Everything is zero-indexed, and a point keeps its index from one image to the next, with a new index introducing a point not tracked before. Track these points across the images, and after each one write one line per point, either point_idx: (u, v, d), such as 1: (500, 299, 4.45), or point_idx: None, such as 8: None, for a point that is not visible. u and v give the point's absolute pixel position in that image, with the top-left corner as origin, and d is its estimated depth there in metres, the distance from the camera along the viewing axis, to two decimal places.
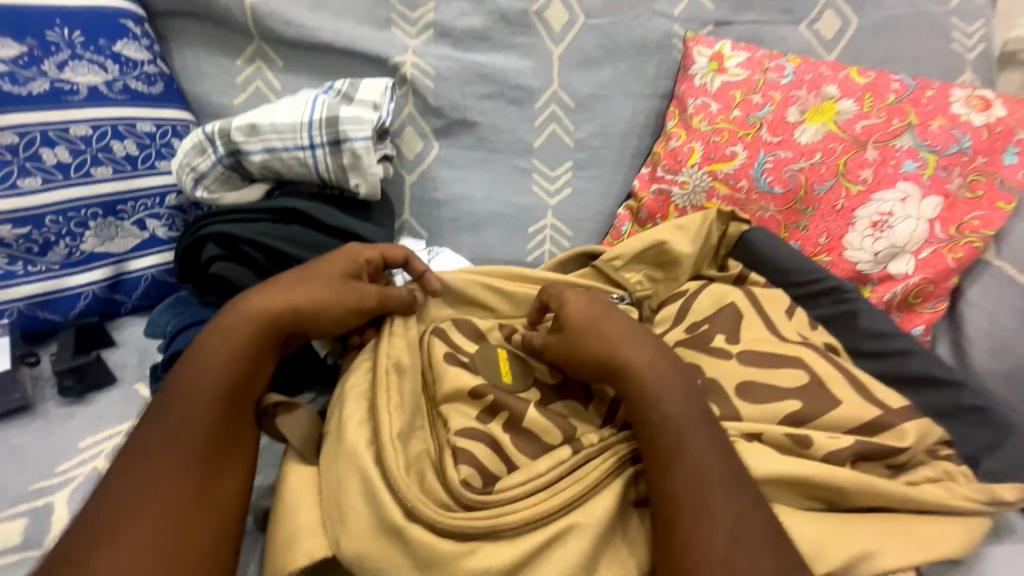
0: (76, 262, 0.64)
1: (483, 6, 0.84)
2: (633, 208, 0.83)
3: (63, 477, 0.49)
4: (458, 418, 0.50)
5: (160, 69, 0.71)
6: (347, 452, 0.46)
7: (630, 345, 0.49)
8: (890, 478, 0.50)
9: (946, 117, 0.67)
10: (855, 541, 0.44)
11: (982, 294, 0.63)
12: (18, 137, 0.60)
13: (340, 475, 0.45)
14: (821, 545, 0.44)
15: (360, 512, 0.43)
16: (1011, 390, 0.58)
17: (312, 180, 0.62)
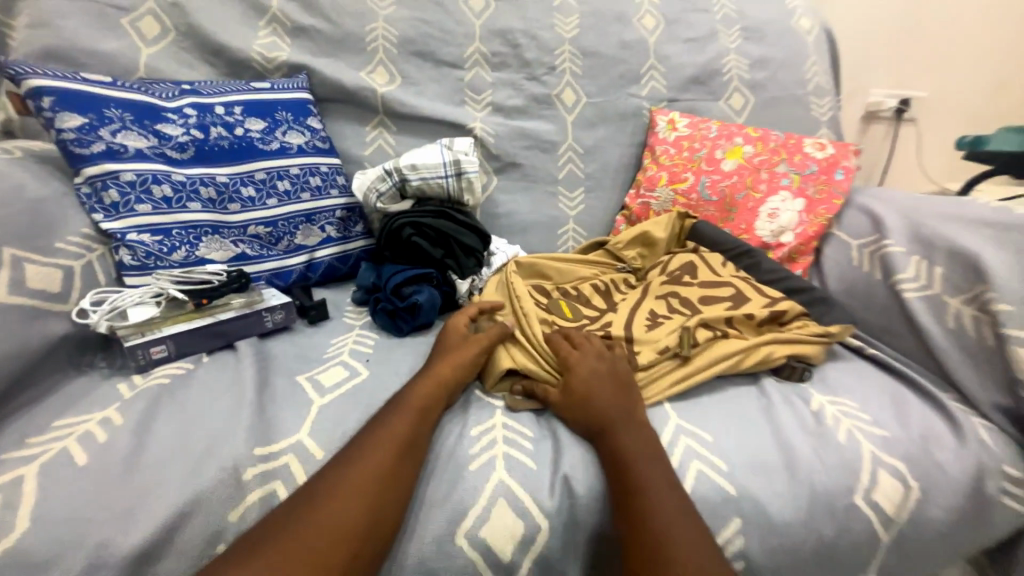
0: (291, 250, 0.99)
1: (522, 92, 1.31)
2: (626, 215, 1.28)
3: (335, 352, 0.79)
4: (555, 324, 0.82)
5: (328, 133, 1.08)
6: (516, 344, 0.75)
7: (596, 362, 0.69)
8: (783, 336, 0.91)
9: (803, 154, 1.16)
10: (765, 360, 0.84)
11: (832, 250, 1.07)
12: (266, 174, 0.96)
13: (517, 351, 0.74)
14: None
15: (529, 363, 0.72)
16: (847, 296, 0.98)
17: (442, 196, 1.03)
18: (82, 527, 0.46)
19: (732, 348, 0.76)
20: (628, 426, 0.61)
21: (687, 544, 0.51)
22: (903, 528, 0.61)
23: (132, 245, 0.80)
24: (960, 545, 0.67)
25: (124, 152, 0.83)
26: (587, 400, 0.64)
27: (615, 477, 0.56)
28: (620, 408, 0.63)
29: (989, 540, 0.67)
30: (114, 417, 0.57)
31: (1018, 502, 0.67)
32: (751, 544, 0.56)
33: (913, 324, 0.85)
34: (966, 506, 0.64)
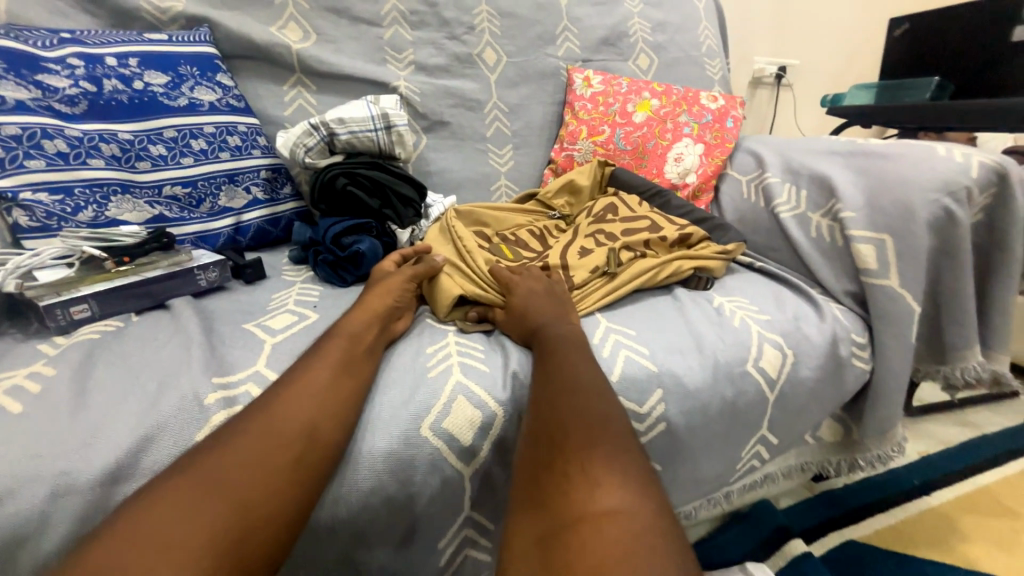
0: (216, 213, 0.95)
1: (444, 51, 1.33)
2: (553, 168, 1.36)
3: (279, 302, 0.79)
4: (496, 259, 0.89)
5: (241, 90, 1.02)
6: (463, 275, 0.81)
7: (531, 281, 0.78)
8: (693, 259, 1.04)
9: (699, 106, 1.32)
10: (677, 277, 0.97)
11: (728, 186, 1.24)
12: (177, 132, 0.90)
13: (462, 281, 0.79)
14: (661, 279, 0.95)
15: (473, 288, 0.78)
16: (741, 224, 1.16)
17: (374, 151, 1.03)
18: (31, 463, 0.44)
19: (649, 265, 0.88)
20: (554, 320, 0.70)
21: (587, 377, 0.61)
22: (783, 387, 0.77)
23: (28, 205, 0.74)
24: (828, 400, 0.84)
25: (1, 104, 0.74)
26: (527, 311, 0.72)
27: (542, 353, 0.66)
28: (551, 311, 0.72)
29: (847, 394, 0.86)
30: (44, 369, 0.54)
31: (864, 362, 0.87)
32: (670, 409, 0.68)
33: (788, 238, 1.03)
34: (827, 367, 0.82)
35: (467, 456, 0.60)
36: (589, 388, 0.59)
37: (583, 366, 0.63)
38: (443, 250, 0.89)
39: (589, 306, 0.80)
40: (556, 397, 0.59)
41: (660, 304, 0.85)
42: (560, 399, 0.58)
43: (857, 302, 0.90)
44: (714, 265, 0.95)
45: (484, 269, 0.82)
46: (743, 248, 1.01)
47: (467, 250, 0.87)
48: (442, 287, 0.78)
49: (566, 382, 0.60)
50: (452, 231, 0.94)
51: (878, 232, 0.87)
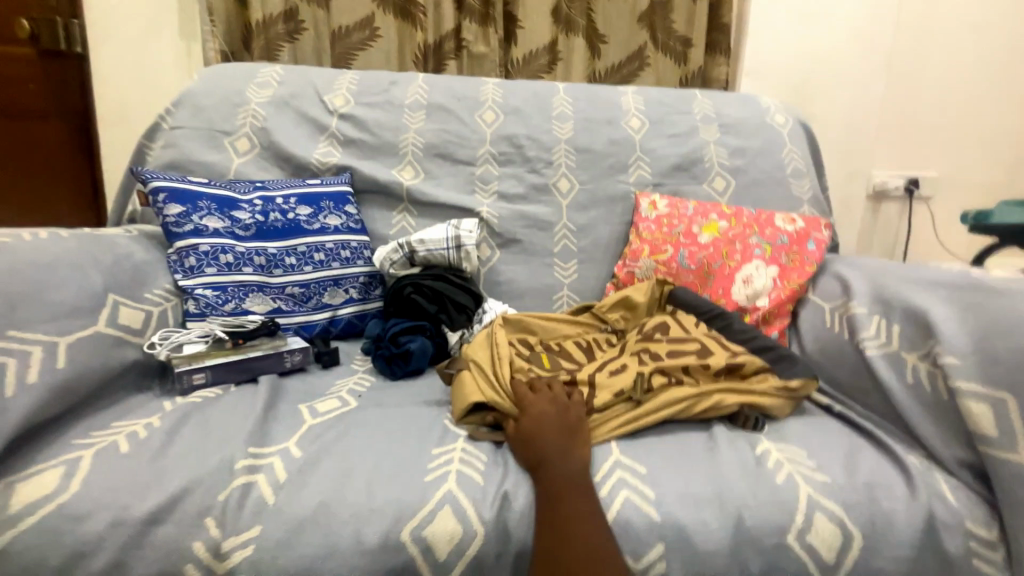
0: (318, 308, 1.20)
1: (523, 182, 1.56)
2: (614, 283, 1.40)
3: (334, 388, 0.94)
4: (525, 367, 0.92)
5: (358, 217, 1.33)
6: (488, 382, 0.86)
7: (548, 402, 0.78)
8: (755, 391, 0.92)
9: (774, 227, 1.26)
10: None
11: (809, 313, 1.12)
12: (306, 248, 1.21)
13: (484, 388, 0.84)
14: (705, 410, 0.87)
15: (491, 395, 0.82)
16: (819, 354, 1.02)
17: (444, 264, 1.22)
18: (115, 497, 0.59)
19: (683, 394, 0.82)
20: (564, 457, 0.69)
21: (604, 554, 0.60)
22: (837, 569, 0.64)
23: (197, 297, 1.05)
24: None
25: (204, 230, 1.11)
26: (534, 433, 0.72)
27: (550, 500, 0.64)
28: (561, 441, 0.71)
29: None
30: (155, 422, 0.73)
31: (983, 564, 0.66)
32: (671, 567, 0.63)
33: (876, 381, 0.87)
34: (912, 557, 0.65)
35: (439, 571, 0.60)
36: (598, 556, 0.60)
37: (597, 531, 0.62)
38: (477, 352, 0.95)
39: (606, 431, 0.77)
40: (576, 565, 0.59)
41: (691, 440, 0.77)
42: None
43: (974, 475, 0.72)
44: (771, 404, 0.84)
45: (506, 381, 0.85)
46: (815, 387, 0.88)
47: (499, 357, 0.92)
48: (464, 391, 0.83)
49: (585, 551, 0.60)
50: (492, 336, 1.00)
51: (995, 388, 0.70)
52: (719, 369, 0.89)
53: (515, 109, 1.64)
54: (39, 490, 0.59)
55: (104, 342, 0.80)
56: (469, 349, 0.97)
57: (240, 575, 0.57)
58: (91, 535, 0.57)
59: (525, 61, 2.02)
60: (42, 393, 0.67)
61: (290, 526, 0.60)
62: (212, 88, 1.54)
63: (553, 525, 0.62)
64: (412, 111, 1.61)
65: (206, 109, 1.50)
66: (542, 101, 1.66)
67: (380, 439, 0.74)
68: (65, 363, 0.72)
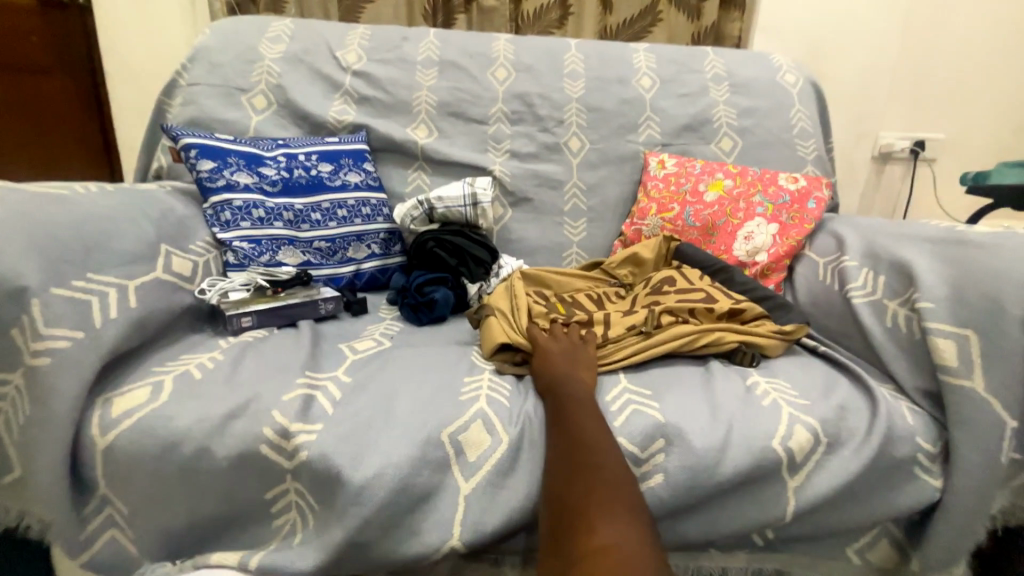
0: (344, 262, 1.28)
1: (535, 141, 1.59)
2: (622, 240, 1.47)
3: (368, 332, 1.04)
4: (540, 313, 1.01)
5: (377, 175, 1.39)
6: (510, 327, 0.95)
7: (563, 341, 0.88)
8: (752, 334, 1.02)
9: (776, 186, 1.32)
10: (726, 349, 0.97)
11: (804, 268, 1.20)
12: (330, 204, 1.28)
13: (506, 331, 0.93)
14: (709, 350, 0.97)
15: (515, 336, 0.91)
16: (812, 306, 1.11)
17: (462, 221, 1.29)
18: (201, 410, 0.70)
19: (687, 332, 0.92)
20: (574, 382, 0.79)
21: (604, 454, 0.67)
22: (806, 472, 0.75)
23: (235, 249, 1.12)
24: (877, 506, 0.77)
25: (236, 186, 1.16)
26: (551, 365, 0.83)
27: (559, 415, 0.73)
28: (572, 371, 0.81)
29: (905, 504, 0.77)
30: (217, 356, 0.84)
31: (932, 474, 0.78)
32: (667, 468, 0.73)
33: (860, 325, 0.96)
34: (875, 467, 0.76)
35: (469, 471, 0.71)
36: (603, 454, 0.67)
37: (600, 439, 0.69)
38: (499, 300, 1.05)
39: (619, 364, 0.87)
40: (580, 461, 0.66)
41: (694, 373, 0.87)
42: (587, 470, 0.65)
43: (934, 403, 0.83)
44: (765, 343, 0.94)
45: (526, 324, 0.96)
46: (806, 332, 0.98)
47: (516, 306, 1.02)
48: (490, 334, 0.93)
49: (585, 449, 0.68)
50: (513, 287, 1.10)
51: (961, 327, 0.80)
52: (717, 314, 0.99)
53: (527, 67, 1.65)
54: (135, 399, 0.71)
55: (163, 286, 0.88)
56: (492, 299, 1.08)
57: (308, 473, 0.68)
58: (187, 439, 0.68)
59: (536, 15, 1.99)
60: (119, 328, 0.76)
61: (346, 434, 0.70)
62: (225, 43, 1.54)
63: (559, 432, 0.71)
64: (425, 69, 1.62)
65: (221, 64, 1.51)
66: (554, 59, 1.67)
67: (418, 370, 0.84)
68: (136, 301, 0.80)
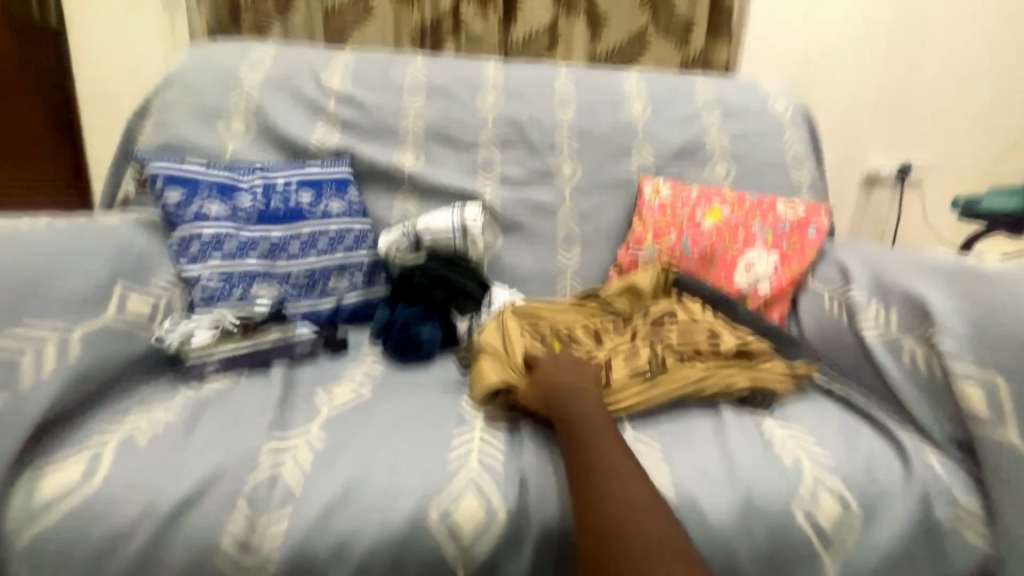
0: (324, 295, 1.20)
1: (526, 167, 1.55)
2: (618, 267, 1.40)
3: (348, 377, 0.96)
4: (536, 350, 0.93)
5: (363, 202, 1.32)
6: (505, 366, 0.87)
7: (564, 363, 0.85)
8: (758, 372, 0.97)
9: (775, 215, 1.28)
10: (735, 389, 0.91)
11: (807, 299, 1.16)
12: (310, 233, 1.20)
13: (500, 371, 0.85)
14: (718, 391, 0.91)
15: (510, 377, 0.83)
16: (818, 340, 1.06)
17: (451, 251, 1.22)
18: (151, 483, 0.66)
19: (696, 376, 0.86)
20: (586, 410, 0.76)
21: (632, 521, 0.62)
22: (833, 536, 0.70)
23: (203, 286, 1.04)
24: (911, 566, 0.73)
25: (206, 217, 1.08)
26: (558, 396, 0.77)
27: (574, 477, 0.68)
28: (586, 401, 0.77)
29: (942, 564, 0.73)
30: (170, 412, 0.77)
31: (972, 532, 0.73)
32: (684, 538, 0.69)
33: (875, 365, 0.92)
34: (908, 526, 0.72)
35: (465, 549, 0.67)
36: (631, 521, 0.62)
37: (615, 474, 0.67)
38: (489, 338, 0.97)
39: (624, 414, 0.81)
40: (606, 537, 0.62)
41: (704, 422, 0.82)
42: (615, 548, 0.60)
43: (964, 452, 0.79)
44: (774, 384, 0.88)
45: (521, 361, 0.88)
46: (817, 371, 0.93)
47: (509, 343, 0.94)
48: (482, 375, 0.84)
49: (609, 518, 0.63)
50: (502, 323, 1.02)
51: (985, 371, 0.76)
52: (724, 351, 0.93)
53: (517, 92, 1.62)
54: (68, 474, 0.65)
55: (110, 334, 0.81)
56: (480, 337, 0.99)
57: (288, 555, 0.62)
58: None
59: (525, 40, 1.97)
60: (53, 384, 0.71)
61: None
62: (202, 67, 1.48)
63: (579, 500, 0.66)
64: (412, 93, 1.58)
65: (198, 88, 1.44)
66: (544, 84, 1.64)
67: (399, 425, 0.77)
68: (77, 354, 0.75)
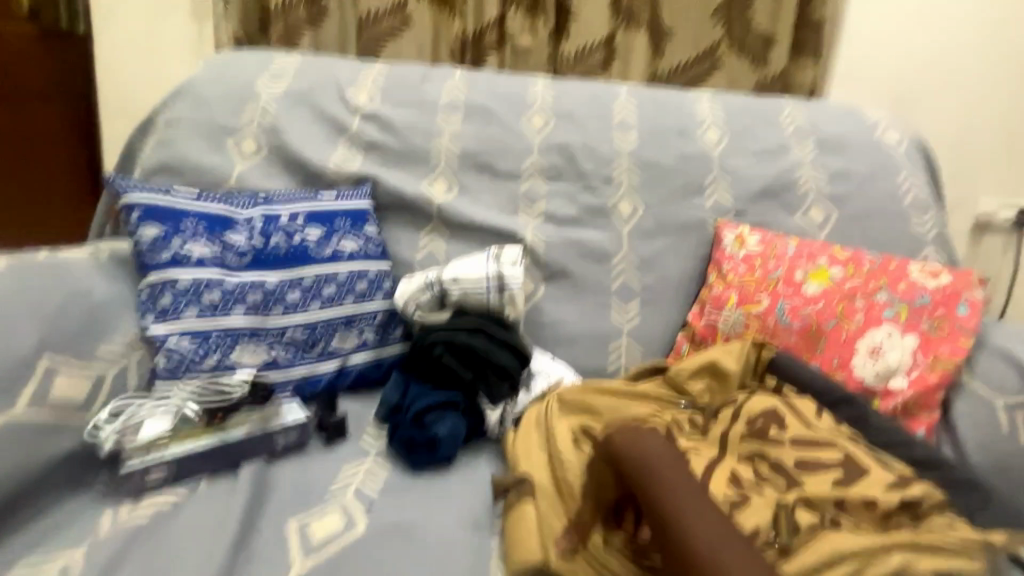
0: (325, 356, 0.98)
1: (577, 203, 1.30)
2: (688, 333, 1.12)
3: (343, 485, 0.75)
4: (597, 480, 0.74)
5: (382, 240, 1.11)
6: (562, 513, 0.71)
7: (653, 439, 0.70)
8: (913, 522, 0.68)
9: (909, 281, 0.98)
10: (896, 557, 0.61)
11: (968, 404, 0.85)
12: (314, 279, 0.99)
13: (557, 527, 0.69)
14: (872, 557, 0.62)
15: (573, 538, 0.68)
16: (1003, 479, 0.77)
17: (483, 308, 0.97)
18: None
19: (846, 547, 0.62)
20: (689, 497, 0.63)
21: None
22: None
23: (170, 351, 0.83)
24: None
25: (186, 259, 0.88)
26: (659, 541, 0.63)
27: None
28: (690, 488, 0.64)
29: None
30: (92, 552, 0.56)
31: None
32: None
33: None
34: None
35: None
36: None
37: None
38: (534, 459, 0.79)
39: None
40: None
41: None
42: None
43: None
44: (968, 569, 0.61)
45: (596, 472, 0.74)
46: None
47: (561, 467, 0.76)
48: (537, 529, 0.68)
49: None
50: (549, 430, 0.83)
51: None
52: (860, 496, 0.70)
53: (569, 114, 1.39)
54: None
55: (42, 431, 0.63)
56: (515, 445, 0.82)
57: None
58: None
59: (577, 56, 1.75)
60: None
61: None
62: (216, 77, 1.32)
63: None
64: (447, 113, 1.36)
65: (209, 101, 1.28)
66: (601, 106, 1.40)
67: None
68: None
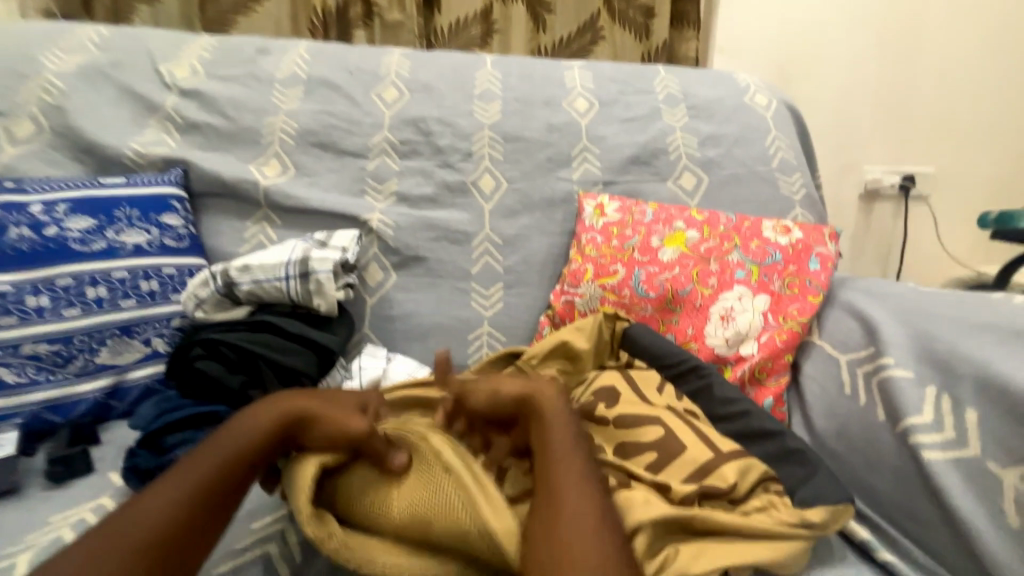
0: (88, 373, 0.81)
1: (432, 180, 1.16)
2: (548, 315, 1.00)
3: (30, 540, 0.61)
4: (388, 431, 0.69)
5: (189, 231, 0.96)
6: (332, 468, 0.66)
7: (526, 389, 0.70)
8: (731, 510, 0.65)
9: (761, 240, 0.91)
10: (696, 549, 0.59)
11: (814, 367, 0.81)
12: (74, 280, 0.82)
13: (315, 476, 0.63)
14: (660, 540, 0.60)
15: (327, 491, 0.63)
16: (842, 444, 0.72)
17: (285, 301, 0.84)
18: None
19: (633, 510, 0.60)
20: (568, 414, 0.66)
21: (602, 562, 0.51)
22: None
23: None
24: None
25: None
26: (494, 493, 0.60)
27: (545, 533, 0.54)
28: (567, 411, 0.66)
29: None
30: None
31: None
32: None
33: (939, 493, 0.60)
34: None
35: None
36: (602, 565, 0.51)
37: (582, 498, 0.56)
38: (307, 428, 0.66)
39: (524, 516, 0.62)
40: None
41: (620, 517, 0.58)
42: None
43: None
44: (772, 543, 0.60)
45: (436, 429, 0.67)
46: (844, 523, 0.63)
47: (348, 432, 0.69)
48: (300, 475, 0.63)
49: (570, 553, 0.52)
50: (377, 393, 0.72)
51: None
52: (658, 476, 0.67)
53: (425, 86, 1.23)
54: None
55: None
56: (277, 398, 0.68)
57: None
58: None
59: (452, 30, 1.63)
60: None
61: None
62: None
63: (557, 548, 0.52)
64: (284, 88, 1.18)
65: None
66: (462, 77, 1.26)
67: None
68: None
